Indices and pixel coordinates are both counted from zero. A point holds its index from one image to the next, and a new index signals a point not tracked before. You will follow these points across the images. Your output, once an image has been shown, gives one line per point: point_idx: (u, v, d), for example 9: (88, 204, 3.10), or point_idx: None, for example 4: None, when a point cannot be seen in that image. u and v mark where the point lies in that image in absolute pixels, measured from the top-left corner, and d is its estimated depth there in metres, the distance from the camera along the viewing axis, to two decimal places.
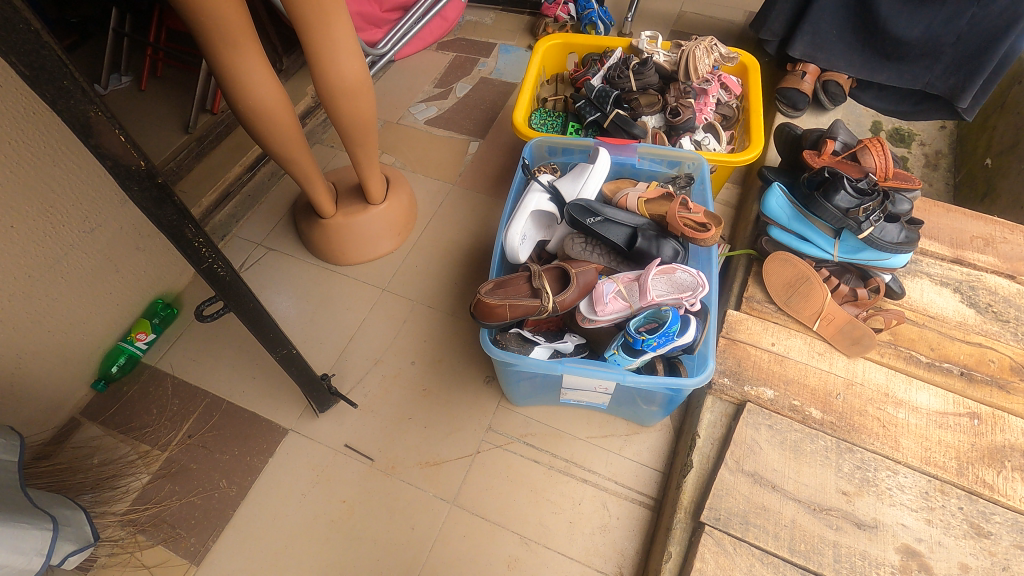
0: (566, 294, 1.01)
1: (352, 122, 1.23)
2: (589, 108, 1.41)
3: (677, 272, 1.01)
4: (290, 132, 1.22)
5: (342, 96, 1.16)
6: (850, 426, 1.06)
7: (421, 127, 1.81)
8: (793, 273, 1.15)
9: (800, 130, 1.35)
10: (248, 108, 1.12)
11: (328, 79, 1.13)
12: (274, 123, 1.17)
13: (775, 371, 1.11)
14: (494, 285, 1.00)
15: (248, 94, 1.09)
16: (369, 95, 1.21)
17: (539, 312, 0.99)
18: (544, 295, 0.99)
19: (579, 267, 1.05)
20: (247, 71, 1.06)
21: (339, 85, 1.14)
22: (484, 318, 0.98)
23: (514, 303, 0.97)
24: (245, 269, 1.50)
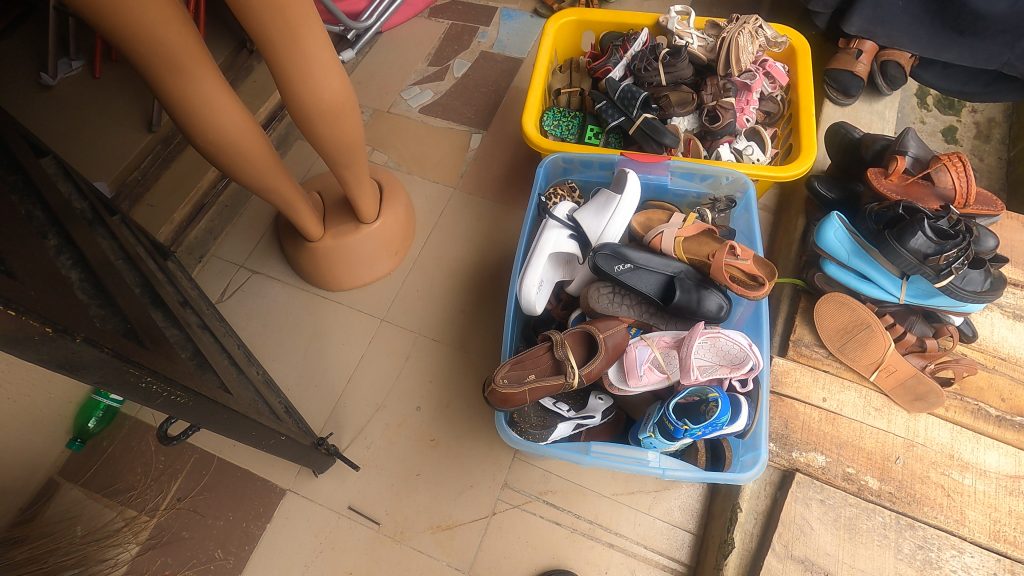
0: (595, 363, 0.87)
1: (335, 144, 1.04)
2: (611, 111, 1.18)
3: (722, 337, 0.85)
4: (264, 163, 1.01)
5: (321, 118, 0.96)
6: (911, 496, 0.94)
7: (416, 117, 1.59)
8: (850, 317, 1.00)
9: (861, 134, 1.16)
10: (210, 142, 0.90)
11: (302, 101, 0.92)
12: (244, 156, 0.96)
13: (827, 433, 0.98)
14: (508, 364, 0.85)
15: (208, 127, 0.88)
16: (354, 111, 1.01)
17: (563, 388, 0.86)
18: (569, 371, 0.84)
19: (611, 329, 0.90)
20: (203, 101, 0.85)
21: (316, 108, 0.94)
22: (499, 406, 0.84)
23: (534, 387, 0.83)
24: (225, 297, 1.35)
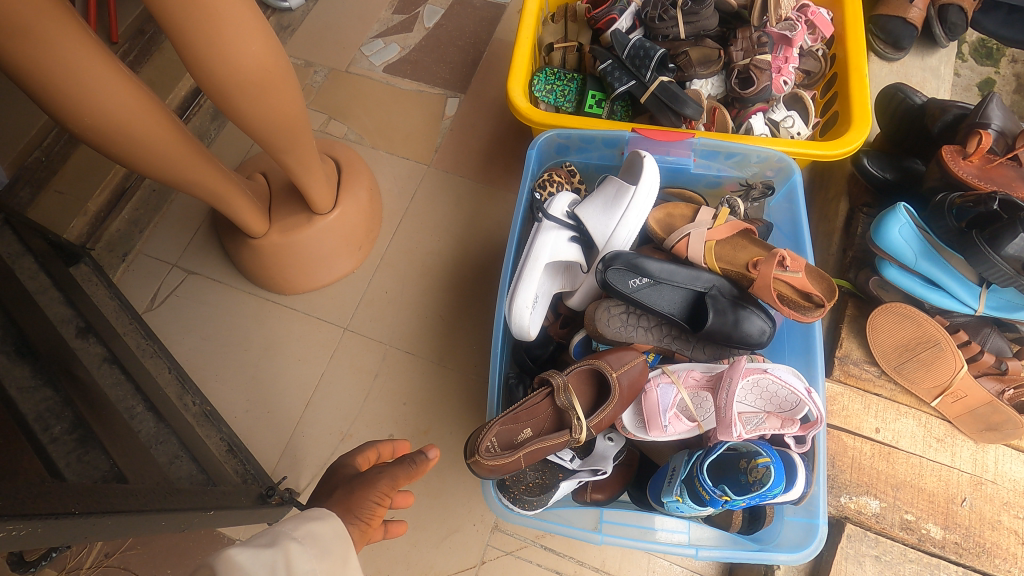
0: (607, 409, 0.68)
1: (268, 125, 0.79)
2: (617, 73, 0.94)
3: (770, 379, 0.66)
4: (182, 158, 0.72)
5: (242, 95, 0.70)
6: (979, 546, 0.79)
7: (380, 77, 1.33)
8: (913, 333, 0.82)
9: (924, 100, 0.94)
10: (91, 133, 0.59)
11: (213, 75, 0.67)
12: (150, 152, 0.66)
13: (882, 472, 0.82)
14: (496, 420, 0.66)
15: (88, 114, 0.57)
16: (290, 80, 0.75)
17: (568, 444, 0.67)
18: (574, 425, 0.66)
19: (626, 362, 0.70)
20: (86, 92, 0.55)
21: (232, 84, 0.69)
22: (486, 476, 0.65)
23: (531, 449, 0.64)
24: (155, 304, 1.13)
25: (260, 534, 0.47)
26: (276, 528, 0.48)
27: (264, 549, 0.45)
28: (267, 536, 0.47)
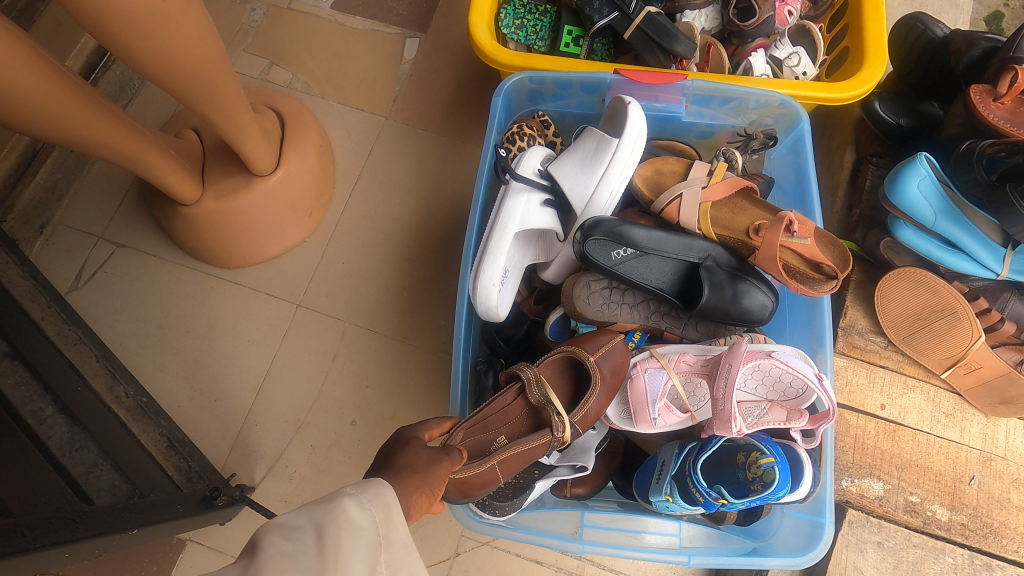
0: (590, 399, 0.59)
1: (184, 79, 0.63)
2: (598, 3, 0.80)
3: (774, 364, 0.57)
4: (73, 112, 0.60)
5: (137, 39, 0.53)
6: (987, 527, 0.74)
7: (326, 15, 1.16)
8: (928, 301, 0.73)
9: (946, 32, 0.82)
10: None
11: (92, 16, 0.50)
12: (21, 100, 0.54)
13: (886, 452, 0.75)
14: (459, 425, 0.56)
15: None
16: (204, 18, 0.58)
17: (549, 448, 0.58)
18: (556, 421, 0.56)
19: (605, 340, 0.61)
20: None
21: (127, 27, 0.52)
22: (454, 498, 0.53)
23: (506, 456, 0.54)
24: (81, 284, 1.00)
25: (365, 488, 0.40)
26: (388, 491, 0.40)
27: (377, 515, 0.38)
28: (380, 490, 0.40)
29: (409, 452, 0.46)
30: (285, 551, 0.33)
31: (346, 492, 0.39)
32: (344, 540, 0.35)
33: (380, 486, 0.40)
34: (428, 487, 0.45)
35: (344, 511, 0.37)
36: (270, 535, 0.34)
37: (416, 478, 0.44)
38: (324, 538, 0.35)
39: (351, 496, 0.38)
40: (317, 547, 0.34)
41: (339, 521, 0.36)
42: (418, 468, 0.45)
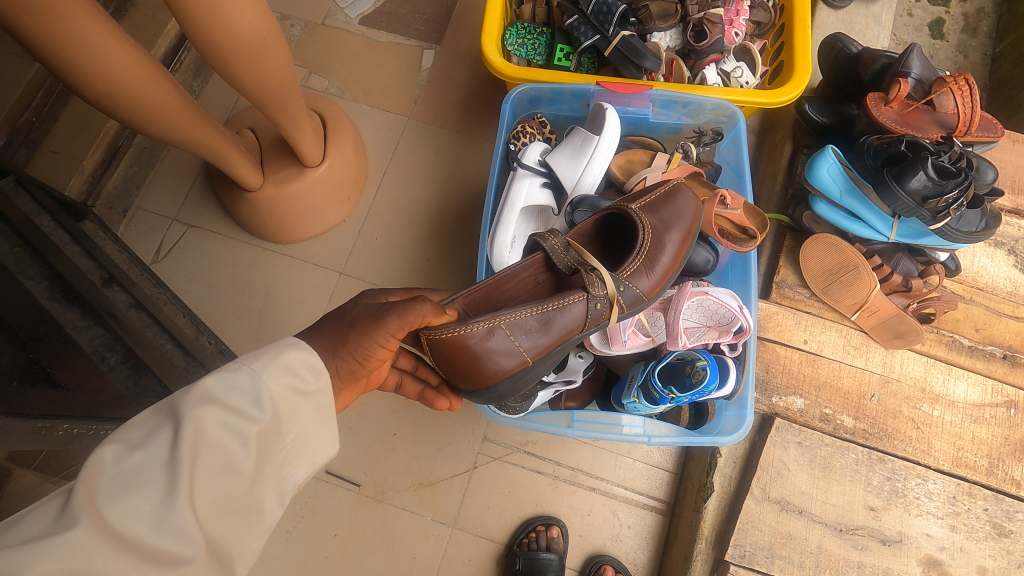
0: (644, 242, 0.73)
1: (263, 87, 0.86)
2: (584, 28, 1.02)
3: (710, 298, 0.80)
4: (181, 119, 0.81)
5: (238, 60, 0.76)
6: (883, 431, 0.97)
7: (355, 29, 1.36)
8: (837, 259, 0.96)
9: (858, 48, 1.04)
10: (95, 93, 0.68)
11: (215, 45, 0.73)
12: (148, 112, 0.75)
13: (807, 375, 0.98)
14: (459, 297, 0.68)
15: (88, 74, 0.65)
16: (281, 45, 0.81)
17: (592, 305, 0.69)
18: (591, 276, 0.69)
19: (652, 199, 0.77)
20: (91, 50, 0.63)
21: (233, 51, 0.75)
22: (469, 364, 0.64)
23: (512, 320, 0.65)
24: (160, 258, 1.21)
25: (242, 364, 0.45)
26: (277, 360, 0.46)
27: (251, 395, 0.44)
28: (264, 362, 0.45)
29: (342, 318, 0.55)
30: (133, 463, 0.38)
31: (210, 377, 0.42)
32: (204, 440, 0.41)
33: (260, 358, 0.45)
34: (353, 355, 0.52)
35: (208, 402, 0.41)
36: (106, 452, 0.38)
37: (338, 344, 0.52)
38: (178, 439, 0.39)
39: (228, 375, 0.43)
40: (169, 451, 0.39)
41: (197, 418, 0.40)
42: (343, 336, 0.52)
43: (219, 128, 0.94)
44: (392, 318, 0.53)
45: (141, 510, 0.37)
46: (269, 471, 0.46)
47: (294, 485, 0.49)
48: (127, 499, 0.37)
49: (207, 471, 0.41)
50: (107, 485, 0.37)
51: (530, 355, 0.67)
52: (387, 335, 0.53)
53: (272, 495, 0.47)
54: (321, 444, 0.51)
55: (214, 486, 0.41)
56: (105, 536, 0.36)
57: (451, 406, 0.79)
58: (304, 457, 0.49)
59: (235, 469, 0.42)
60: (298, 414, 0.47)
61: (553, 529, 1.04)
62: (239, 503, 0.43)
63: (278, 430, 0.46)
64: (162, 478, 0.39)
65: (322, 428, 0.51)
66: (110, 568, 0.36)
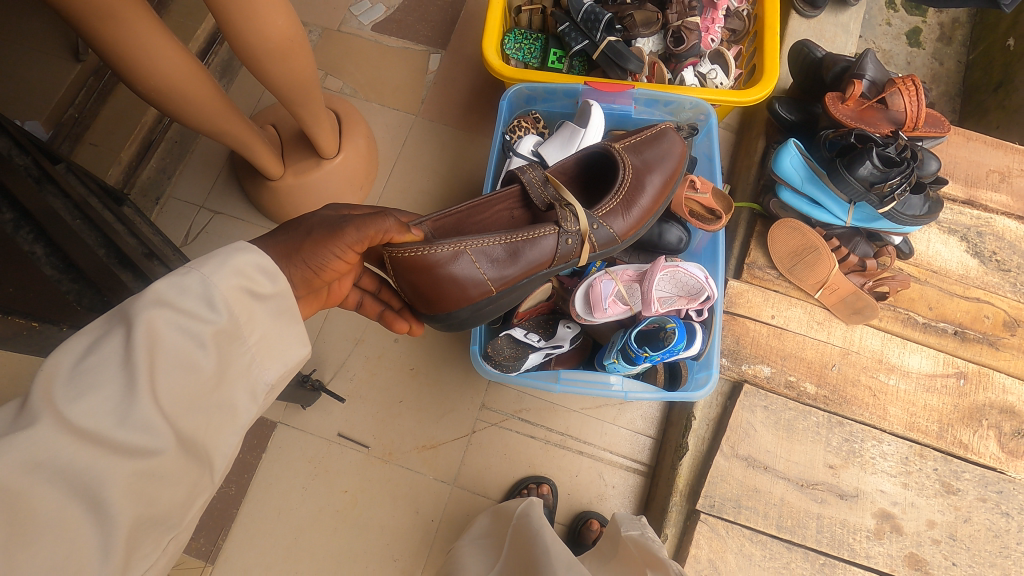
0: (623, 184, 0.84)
1: (288, 85, 0.98)
2: (574, 34, 1.14)
3: (682, 271, 0.91)
4: (213, 110, 0.92)
5: (269, 59, 0.89)
6: (843, 398, 1.07)
7: (367, 35, 1.48)
8: (800, 242, 1.06)
9: (822, 53, 1.15)
10: (142, 83, 0.80)
11: (250, 45, 0.86)
12: (185, 102, 0.87)
13: (774, 346, 1.08)
14: (427, 220, 0.77)
15: (138, 67, 0.77)
16: (306, 48, 0.93)
17: (562, 239, 0.79)
18: (564, 212, 0.79)
19: (640, 145, 0.90)
20: (144, 46, 0.75)
21: (265, 52, 0.88)
22: (432, 282, 0.73)
23: (479, 247, 0.74)
24: (189, 241, 1.32)
25: (199, 262, 0.41)
26: (227, 262, 0.42)
27: (206, 296, 0.40)
28: (215, 265, 0.41)
29: (301, 227, 0.58)
30: (87, 365, 0.35)
31: (162, 278, 0.38)
32: (161, 338, 0.37)
33: (218, 256, 0.42)
34: (303, 262, 0.56)
35: (158, 302, 0.38)
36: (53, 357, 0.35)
37: (292, 252, 0.56)
38: (130, 339, 0.36)
39: (186, 273, 0.40)
40: (123, 352, 0.36)
41: (148, 319, 0.37)
42: (297, 244, 0.56)
43: (247, 121, 1.05)
44: (349, 231, 0.57)
45: (97, 413, 0.34)
46: (238, 371, 0.43)
47: (268, 385, 0.47)
48: (86, 398, 0.34)
49: (167, 373, 0.38)
50: (62, 386, 0.34)
51: (495, 285, 0.77)
52: (345, 247, 0.58)
53: (243, 394, 0.44)
54: (292, 344, 0.48)
55: (177, 388, 0.38)
56: (68, 436, 0.33)
57: (410, 329, 0.90)
58: (277, 357, 0.47)
59: (197, 368, 0.39)
60: (262, 317, 0.44)
61: (544, 487, 1.14)
62: (212, 402, 0.41)
63: (242, 331, 0.43)
64: (120, 378, 0.35)
65: (291, 329, 0.48)
66: (83, 467, 0.33)
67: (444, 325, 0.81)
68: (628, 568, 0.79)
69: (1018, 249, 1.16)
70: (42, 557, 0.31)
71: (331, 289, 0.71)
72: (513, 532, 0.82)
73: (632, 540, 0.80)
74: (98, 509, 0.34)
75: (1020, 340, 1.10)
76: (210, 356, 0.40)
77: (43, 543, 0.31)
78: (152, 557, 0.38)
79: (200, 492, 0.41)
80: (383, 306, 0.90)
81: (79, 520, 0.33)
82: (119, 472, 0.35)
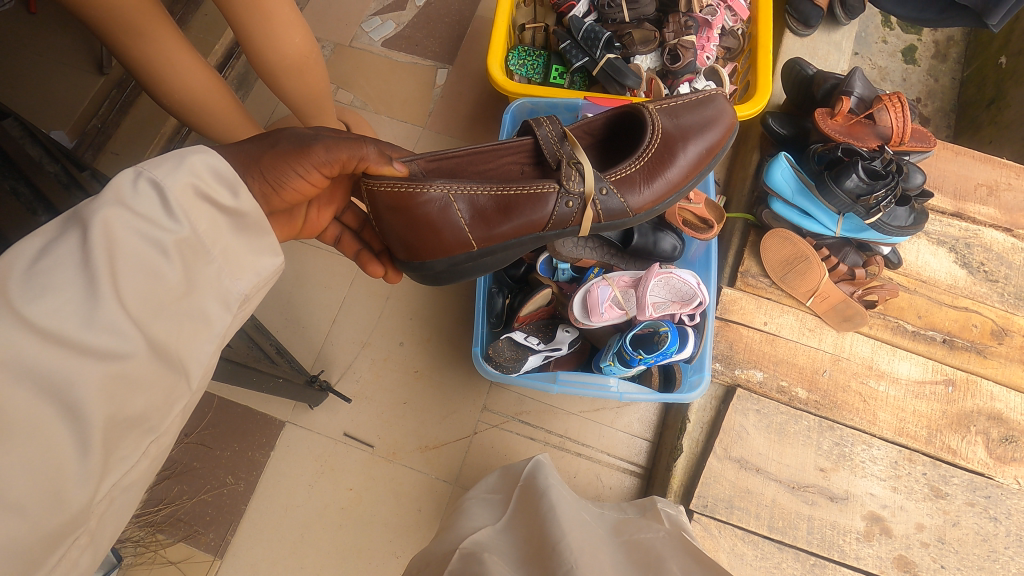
0: (648, 149, 0.79)
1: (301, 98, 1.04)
2: (575, 51, 1.20)
3: (675, 277, 0.96)
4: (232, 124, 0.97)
5: (285, 74, 0.94)
6: (833, 403, 1.10)
7: (378, 50, 1.55)
8: (792, 251, 1.10)
9: (813, 70, 1.20)
10: (165, 95, 0.86)
11: (268, 61, 0.92)
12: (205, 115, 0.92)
13: (766, 352, 1.12)
14: (419, 159, 0.75)
15: (163, 81, 0.83)
16: (320, 63, 0.99)
17: (562, 200, 0.75)
18: (571, 170, 0.75)
19: (684, 111, 0.84)
20: (169, 62, 0.81)
21: (281, 67, 0.93)
22: (409, 222, 0.71)
23: (465, 193, 0.72)
24: None
25: (145, 164, 0.40)
26: (183, 162, 0.41)
27: (161, 200, 0.40)
28: (166, 167, 0.41)
29: (272, 139, 0.55)
30: (42, 266, 0.34)
31: (112, 180, 0.38)
32: (120, 238, 0.37)
33: (166, 158, 0.41)
34: (263, 176, 0.54)
35: (112, 202, 0.37)
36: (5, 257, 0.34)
37: (254, 161, 0.53)
38: (87, 240, 0.36)
39: (136, 174, 0.39)
40: (80, 254, 0.35)
41: (103, 219, 0.37)
42: (262, 154, 0.54)
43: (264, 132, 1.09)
44: (318, 149, 0.57)
45: (60, 311, 0.33)
46: (206, 280, 0.43)
47: (242, 295, 0.46)
48: (46, 298, 0.33)
49: (127, 277, 0.37)
50: (17, 287, 0.33)
51: (477, 241, 0.76)
52: (311, 166, 0.57)
53: (213, 302, 0.44)
54: (259, 255, 0.48)
55: (142, 293, 0.38)
56: (30, 337, 0.32)
57: (385, 276, 0.91)
58: (251, 268, 0.47)
59: (161, 272, 0.39)
60: (228, 226, 0.44)
61: None
62: (184, 311, 0.41)
63: (205, 242, 0.42)
64: (77, 280, 0.35)
65: (257, 242, 0.48)
66: (51, 372, 0.33)
67: (420, 274, 0.80)
68: (646, 522, 0.81)
69: (1005, 260, 1.20)
70: (17, 460, 0.31)
71: (307, 218, 0.75)
72: (520, 491, 0.81)
73: (665, 515, 0.82)
74: (71, 413, 0.34)
75: (1007, 349, 1.13)
76: (174, 263, 0.40)
77: (15, 444, 0.31)
78: (131, 460, 0.38)
79: (178, 400, 0.42)
80: (362, 246, 0.91)
81: (50, 425, 0.33)
82: (89, 377, 0.34)
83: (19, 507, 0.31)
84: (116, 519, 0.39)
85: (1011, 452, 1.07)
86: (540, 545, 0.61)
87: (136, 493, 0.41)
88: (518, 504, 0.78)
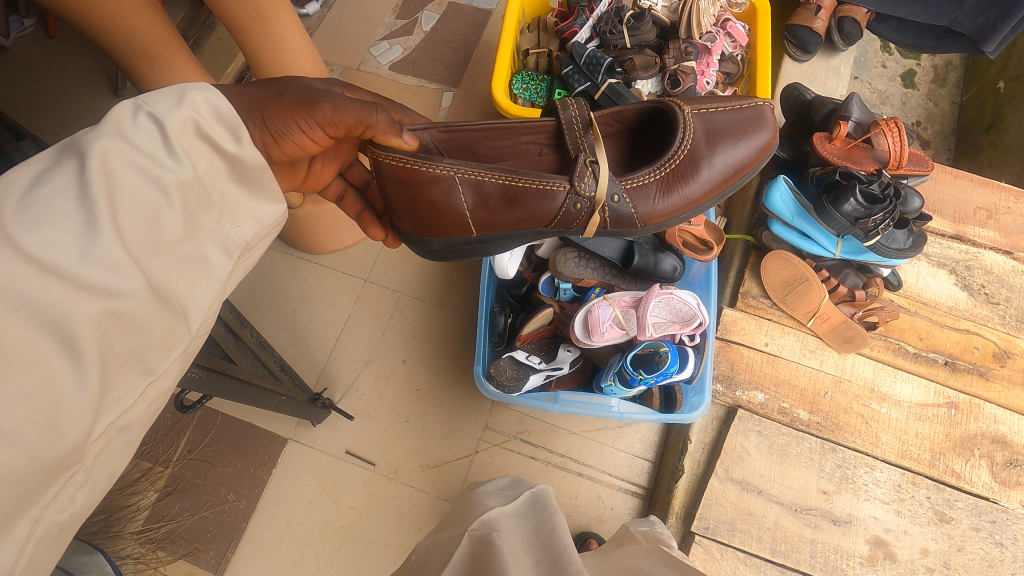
0: (673, 157, 0.77)
1: None
2: (577, 76, 1.23)
3: (676, 298, 0.97)
4: None
5: None
6: (835, 424, 1.10)
7: (385, 74, 1.58)
8: (792, 272, 1.11)
9: (811, 95, 1.23)
10: None
11: None
12: None
13: (767, 373, 1.12)
14: (432, 130, 0.76)
15: None
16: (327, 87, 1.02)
17: (571, 200, 0.75)
18: (586, 169, 0.74)
19: (722, 120, 0.81)
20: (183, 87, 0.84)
21: None
22: (411, 195, 0.73)
23: (471, 179, 0.73)
24: None
25: (146, 99, 0.38)
26: (183, 98, 0.40)
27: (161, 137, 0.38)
28: (167, 104, 0.39)
29: (280, 86, 0.56)
30: (37, 197, 0.32)
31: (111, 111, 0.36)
32: (119, 170, 0.35)
33: (167, 94, 0.40)
34: (263, 121, 0.54)
35: (111, 133, 0.36)
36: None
37: (257, 105, 0.53)
38: (85, 171, 0.34)
39: (137, 109, 0.37)
40: (78, 184, 0.34)
41: (102, 149, 0.35)
42: (272, 100, 0.55)
43: None
44: (324, 107, 0.58)
45: (58, 242, 0.32)
46: (207, 223, 0.42)
47: (243, 243, 0.45)
48: (43, 229, 0.31)
49: (127, 213, 0.35)
50: (13, 216, 0.31)
51: (475, 228, 0.77)
52: (314, 122, 0.58)
53: (213, 247, 0.42)
54: (259, 203, 0.47)
55: (142, 232, 0.36)
56: (28, 268, 0.30)
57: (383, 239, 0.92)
58: (251, 214, 0.46)
59: (160, 212, 0.37)
60: (229, 171, 0.43)
61: None
62: (185, 254, 0.40)
63: (206, 185, 0.41)
64: (75, 212, 0.33)
65: (257, 191, 0.47)
66: (48, 301, 0.31)
67: (415, 247, 0.82)
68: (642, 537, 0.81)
69: (1006, 282, 1.20)
70: (13, 389, 0.29)
71: (310, 171, 0.77)
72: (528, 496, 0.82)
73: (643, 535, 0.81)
74: (69, 343, 0.32)
75: (1010, 371, 1.13)
76: (175, 207, 0.38)
77: (12, 372, 0.29)
78: (128, 401, 0.37)
79: (179, 344, 0.40)
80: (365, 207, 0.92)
81: (48, 359, 0.31)
82: (86, 311, 0.32)
83: (16, 436, 0.30)
84: (114, 463, 0.37)
85: (1015, 476, 1.07)
86: (547, 544, 0.61)
87: (134, 439, 0.39)
88: (524, 509, 0.77)
